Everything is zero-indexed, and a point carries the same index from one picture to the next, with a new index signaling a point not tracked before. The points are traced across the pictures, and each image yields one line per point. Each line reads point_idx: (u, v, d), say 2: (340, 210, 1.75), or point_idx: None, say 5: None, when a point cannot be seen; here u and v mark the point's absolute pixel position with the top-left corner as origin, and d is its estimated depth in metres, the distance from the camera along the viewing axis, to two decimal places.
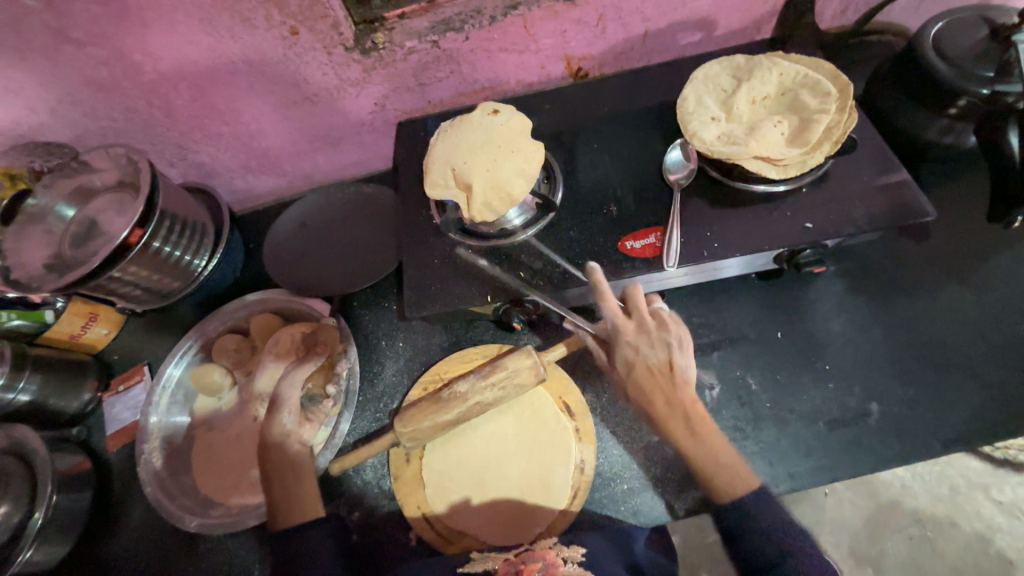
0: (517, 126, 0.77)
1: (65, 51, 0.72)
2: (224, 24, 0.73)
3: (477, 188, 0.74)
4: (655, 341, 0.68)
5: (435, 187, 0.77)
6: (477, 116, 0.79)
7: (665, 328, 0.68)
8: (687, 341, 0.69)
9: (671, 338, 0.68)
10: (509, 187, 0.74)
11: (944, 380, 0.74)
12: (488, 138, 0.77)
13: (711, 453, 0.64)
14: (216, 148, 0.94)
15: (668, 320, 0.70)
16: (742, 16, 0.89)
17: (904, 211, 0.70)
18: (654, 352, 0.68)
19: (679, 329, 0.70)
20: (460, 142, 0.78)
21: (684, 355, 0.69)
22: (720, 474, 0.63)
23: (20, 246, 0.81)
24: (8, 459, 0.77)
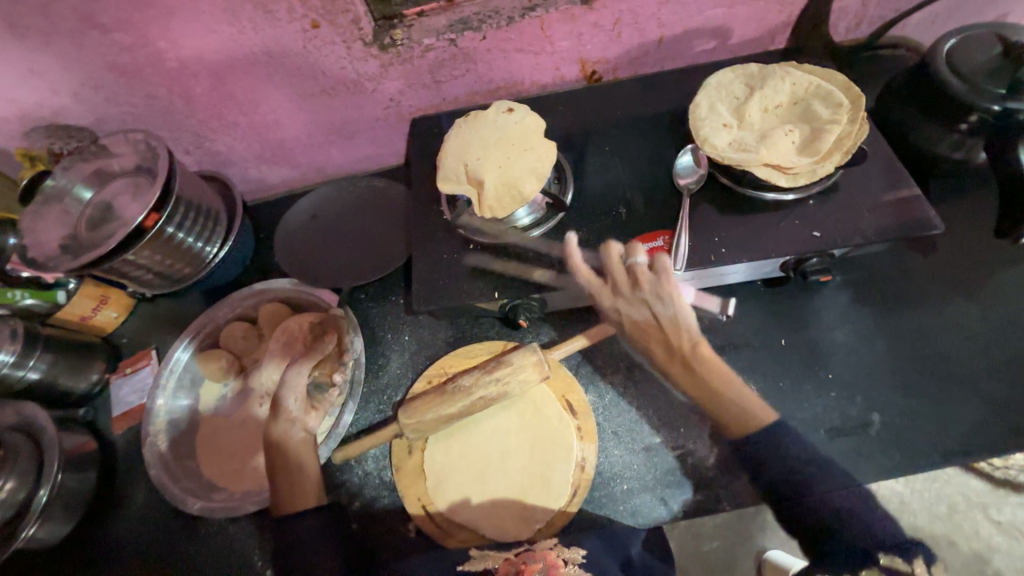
0: (531, 126, 0.79)
1: (91, 36, 0.74)
2: (247, 15, 0.75)
3: (490, 185, 0.75)
4: (634, 301, 0.74)
5: (447, 181, 0.78)
6: (492, 114, 0.81)
7: (638, 286, 0.72)
8: (666, 291, 0.71)
9: (645, 293, 0.72)
10: (522, 185, 0.74)
11: (947, 392, 0.74)
12: (502, 137, 0.78)
13: (709, 390, 0.72)
14: (232, 137, 0.95)
15: (644, 276, 0.72)
16: (757, 25, 0.90)
17: (912, 224, 0.71)
18: (634, 309, 0.75)
19: (657, 281, 0.72)
20: (474, 139, 0.79)
21: (666, 304, 0.73)
22: (723, 407, 0.71)
23: (38, 226, 0.82)
24: (17, 436, 0.78)
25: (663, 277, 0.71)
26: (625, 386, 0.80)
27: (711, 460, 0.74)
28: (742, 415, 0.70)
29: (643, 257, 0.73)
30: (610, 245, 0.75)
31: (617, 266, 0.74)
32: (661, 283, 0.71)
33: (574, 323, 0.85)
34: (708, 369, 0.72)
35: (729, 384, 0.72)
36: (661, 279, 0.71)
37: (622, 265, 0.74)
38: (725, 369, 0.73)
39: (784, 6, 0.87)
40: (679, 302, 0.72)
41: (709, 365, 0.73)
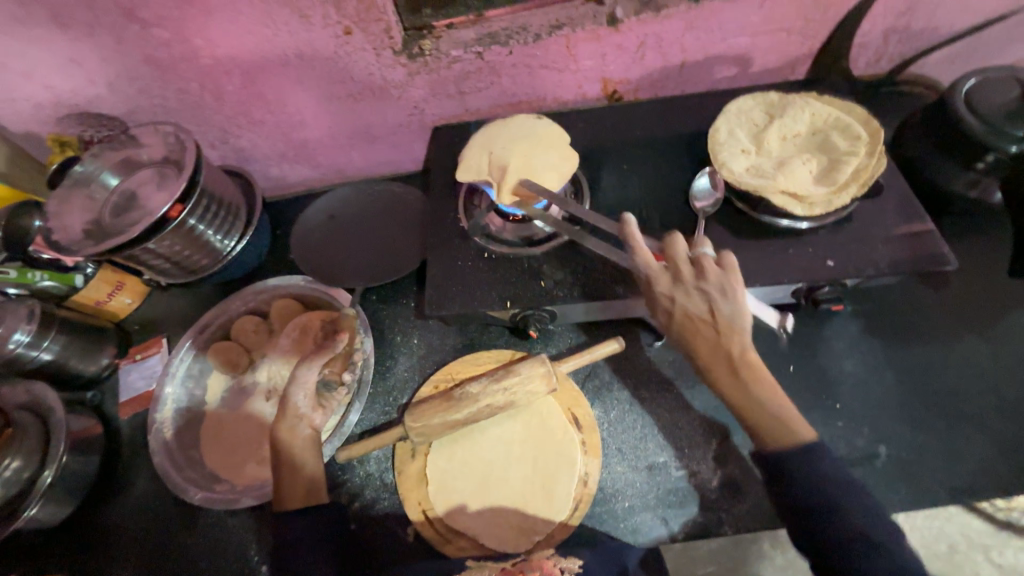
0: (556, 134, 0.82)
1: (132, 30, 0.76)
2: (283, 18, 0.77)
3: (512, 174, 0.78)
4: (696, 291, 0.66)
5: (470, 167, 0.81)
6: (522, 120, 0.85)
7: (704, 277, 0.66)
8: (734, 288, 0.65)
9: (712, 285, 0.66)
10: (543, 176, 0.78)
11: (955, 429, 0.74)
12: (528, 138, 0.82)
13: (759, 400, 0.64)
14: (257, 135, 0.97)
15: (713, 268, 0.66)
16: (778, 56, 0.92)
17: (926, 258, 0.71)
18: (692, 300, 0.66)
19: (726, 276, 0.66)
20: (501, 136, 0.83)
21: (728, 303, 0.65)
22: (768, 419, 0.64)
23: (64, 210, 0.84)
24: (26, 415, 0.79)
25: (731, 274, 0.66)
26: (631, 403, 0.80)
27: (714, 483, 0.74)
28: (788, 429, 0.63)
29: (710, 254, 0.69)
30: (676, 238, 0.70)
31: (682, 255, 0.69)
32: (729, 279, 0.66)
33: (581, 337, 0.86)
34: (760, 378, 0.65)
35: (775, 396, 0.64)
36: (729, 276, 0.66)
37: (686, 255, 0.69)
38: (772, 384, 0.66)
39: (806, 39, 0.89)
40: (743, 304, 0.65)
41: (760, 375, 0.65)
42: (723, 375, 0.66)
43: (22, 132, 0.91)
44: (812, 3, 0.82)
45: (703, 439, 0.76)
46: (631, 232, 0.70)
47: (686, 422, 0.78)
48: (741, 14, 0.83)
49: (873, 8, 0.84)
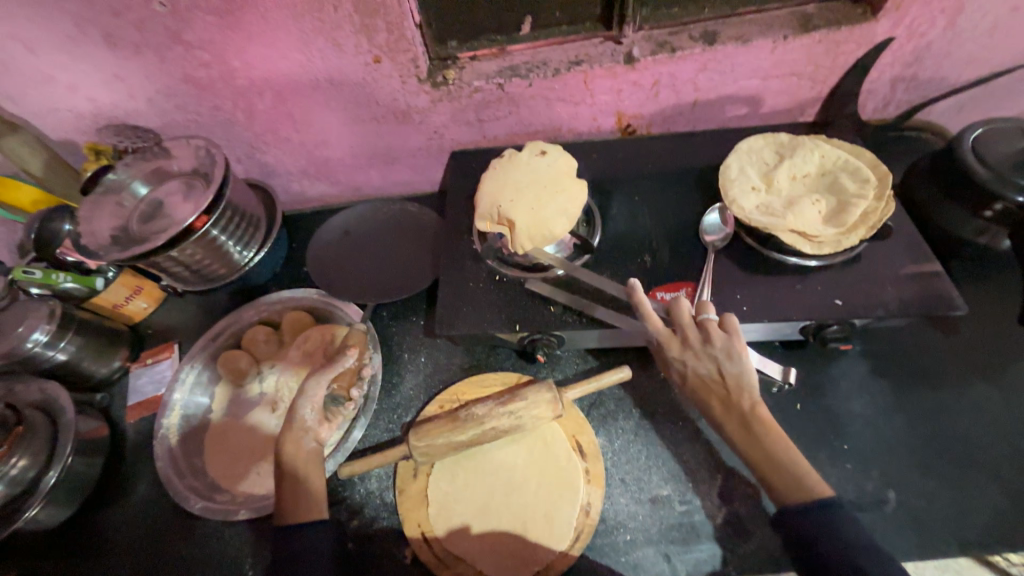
0: (561, 170, 0.82)
1: (175, 51, 0.80)
2: (318, 46, 0.81)
3: (522, 226, 0.78)
4: (704, 355, 0.68)
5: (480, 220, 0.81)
6: (526, 157, 0.85)
7: (710, 342, 0.67)
8: (739, 349, 0.67)
9: (718, 350, 0.67)
10: (552, 225, 0.77)
11: (966, 477, 0.73)
12: (534, 180, 0.82)
13: (774, 459, 0.64)
14: (282, 152, 1.01)
15: (717, 333, 0.67)
16: (788, 98, 0.95)
17: (935, 302, 0.72)
18: (701, 364, 0.68)
19: (730, 339, 0.67)
20: (508, 182, 0.83)
21: (736, 363, 0.67)
22: (783, 478, 0.63)
23: (93, 216, 0.87)
24: (37, 414, 0.81)
25: (735, 337, 0.67)
26: (636, 433, 0.80)
27: (718, 520, 0.72)
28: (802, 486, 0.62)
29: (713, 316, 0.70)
30: (680, 301, 0.71)
31: (687, 318, 0.70)
32: (733, 343, 0.67)
33: (588, 364, 0.86)
34: (771, 432, 0.65)
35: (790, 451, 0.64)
36: (733, 338, 0.67)
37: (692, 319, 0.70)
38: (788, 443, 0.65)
39: (816, 83, 0.92)
40: (750, 363, 0.67)
41: (771, 429, 0.65)
42: (735, 432, 0.66)
43: (60, 140, 0.95)
44: (823, 50, 0.85)
45: (708, 473, 0.76)
46: (637, 298, 0.71)
47: (690, 455, 0.77)
48: (753, 58, 0.86)
49: (882, 57, 0.87)
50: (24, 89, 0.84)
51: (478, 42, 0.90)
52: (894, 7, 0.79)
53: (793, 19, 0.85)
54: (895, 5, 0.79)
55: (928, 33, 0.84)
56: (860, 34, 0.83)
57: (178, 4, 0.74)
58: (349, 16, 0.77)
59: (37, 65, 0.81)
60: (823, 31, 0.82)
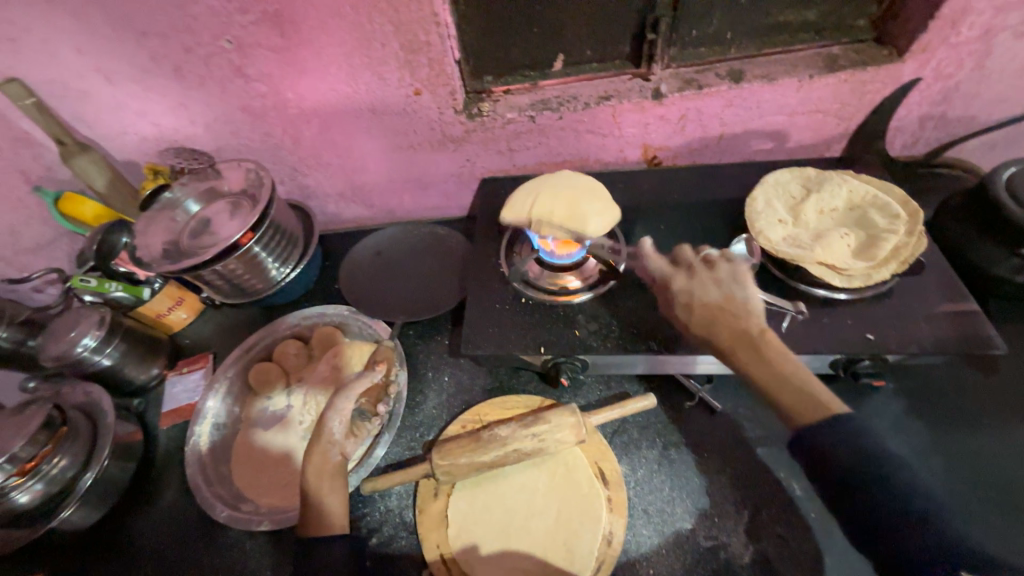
0: (599, 185, 0.86)
1: (236, 83, 0.88)
2: (364, 79, 0.87)
3: (556, 223, 0.81)
4: (712, 282, 0.76)
5: (513, 211, 0.85)
6: (568, 171, 0.89)
7: (716, 272, 0.77)
8: (743, 274, 0.75)
9: (722, 277, 0.76)
10: (585, 224, 0.80)
11: (1014, 528, 0.68)
12: (571, 186, 0.85)
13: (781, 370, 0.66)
14: (323, 175, 1.07)
15: (721, 263, 0.77)
16: (814, 134, 0.96)
17: (973, 341, 0.70)
18: (708, 290, 0.75)
19: (733, 268, 0.76)
20: (546, 184, 0.86)
21: (742, 289, 0.74)
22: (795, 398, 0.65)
23: (148, 230, 0.94)
24: (81, 416, 0.85)
25: (737, 263, 0.77)
26: (659, 463, 0.79)
27: (745, 559, 0.70)
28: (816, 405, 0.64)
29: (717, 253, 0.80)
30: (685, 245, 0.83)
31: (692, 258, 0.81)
32: (737, 271, 0.76)
33: (611, 389, 0.86)
34: (778, 352, 0.68)
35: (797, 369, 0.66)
36: (735, 266, 0.77)
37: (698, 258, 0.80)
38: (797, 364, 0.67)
39: (842, 120, 0.93)
40: (756, 292, 0.73)
41: (779, 349, 0.68)
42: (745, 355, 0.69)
43: (124, 160, 1.03)
44: (849, 89, 0.87)
45: (734, 508, 0.74)
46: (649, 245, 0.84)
47: (715, 489, 0.76)
48: (779, 96, 0.89)
49: (909, 96, 0.88)
50: (98, 114, 0.93)
51: (512, 78, 0.95)
52: (921, 50, 0.81)
53: (819, 60, 0.87)
54: (922, 48, 0.81)
55: (956, 74, 0.85)
56: (887, 74, 0.85)
57: (243, 41, 0.82)
58: (395, 52, 0.83)
59: (112, 94, 0.90)
60: (849, 71, 0.85)
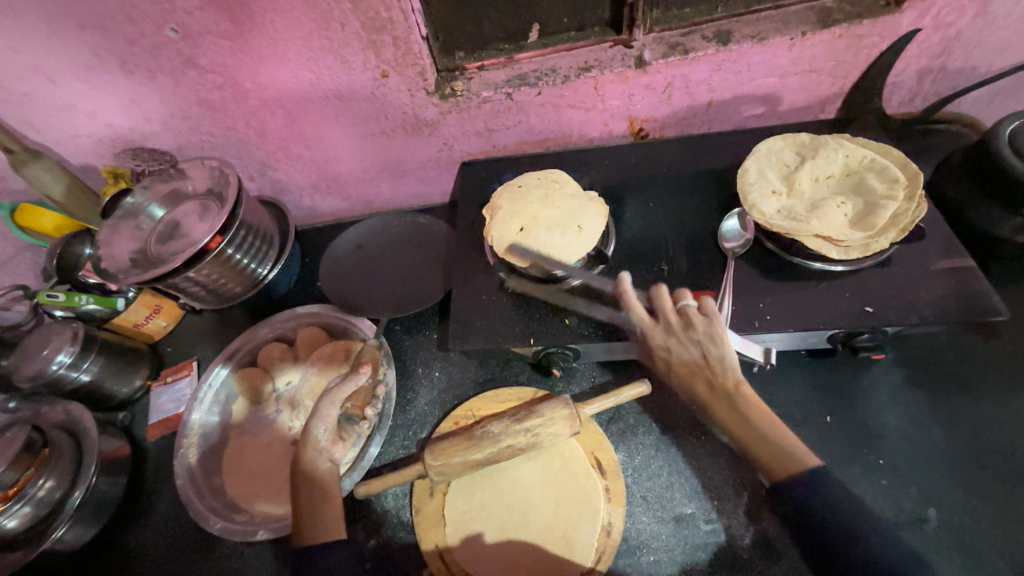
0: (562, 239, 0.78)
1: (188, 75, 0.81)
2: (326, 64, 0.81)
3: (535, 191, 0.84)
4: (685, 341, 0.69)
5: (557, 173, 0.89)
6: (585, 225, 0.79)
7: (691, 327, 0.68)
8: (719, 331, 0.67)
9: (699, 335, 0.68)
10: (526, 200, 0.83)
11: (1015, 493, 0.68)
12: (561, 212, 0.80)
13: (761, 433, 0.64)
14: (293, 168, 1.01)
15: (696, 318, 0.68)
16: (808, 96, 0.91)
17: (975, 306, 0.67)
18: (686, 350, 0.69)
19: (710, 323, 0.67)
20: (571, 207, 0.81)
21: (718, 345, 0.67)
22: (765, 454, 0.63)
23: (113, 239, 0.90)
24: (62, 435, 0.82)
25: (715, 320, 0.67)
26: (656, 448, 0.78)
27: (746, 540, 0.69)
28: (788, 460, 0.62)
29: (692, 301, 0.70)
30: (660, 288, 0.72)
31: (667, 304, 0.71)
32: (761, 254, 0.77)
33: (604, 375, 0.84)
34: (757, 412, 0.65)
35: (776, 428, 0.64)
36: (713, 321, 0.67)
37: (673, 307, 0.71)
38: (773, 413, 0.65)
39: (837, 79, 0.88)
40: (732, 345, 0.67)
41: (756, 407, 0.65)
42: (723, 414, 0.67)
43: (80, 165, 0.98)
44: (844, 45, 0.82)
45: (734, 490, 0.73)
46: (625, 289, 0.73)
47: (714, 471, 0.75)
48: (770, 58, 0.83)
49: (908, 49, 0.83)
50: (45, 118, 0.87)
51: (486, 52, 0.89)
52: None
53: (812, 14, 0.81)
54: None
55: (958, 22, 0.79)
56: (884, 27, 0.79)
57: (190, 29, 0.75)
58: (356, 32, 0.77)
59: (56, 94, 0.83)
60: (844, 25, 0.79)
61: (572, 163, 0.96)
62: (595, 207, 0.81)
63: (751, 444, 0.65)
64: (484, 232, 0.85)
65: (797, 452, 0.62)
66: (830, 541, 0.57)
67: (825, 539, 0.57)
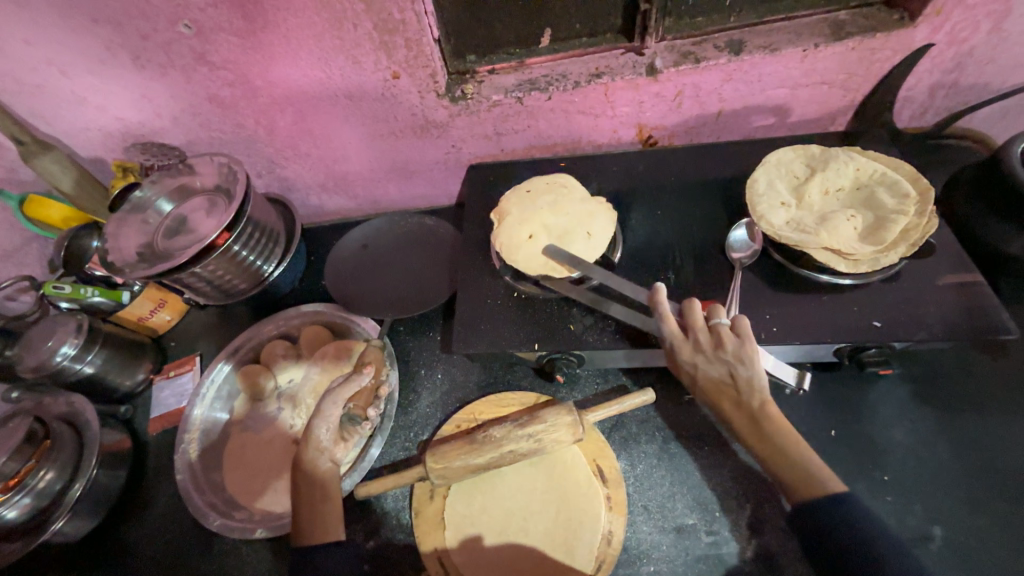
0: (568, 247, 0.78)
1: (199, 71, 0.82)
2: (338, 64, 0.81)
3: (544, 196, 0.84)
4: (714, 359, 0.66)
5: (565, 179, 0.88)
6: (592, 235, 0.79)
7: (721, 347, 0.65)
8: (750, 352, 0.64)
9: (728, 355, 0.65)
10: (534, 205, 0.83)
11: (1020, 513, 0.67)
12: (569, 219, 0.80)
13: (785, 453, 0.62)
14: (301, 166, 1.02)
15: (728, 338, 0.65)
16: (818, 108, 0.91)
17: (983, 324, 0.67)
18: (713, 368, 0.66)
19: (741, 344, 0.65)
20: (580, 214, 0.81)
21: (748, 367, 0.64)
22: (789, 471, 0.62)
23: (120, 233, 0.90)
24: (65, 427, 0.82)
25: (747, 342, 0.65)
26: (659, 458, 0.77)
27: (748, 553, 0.69)
28: (809, 480, 0.61)
29: (724, 319, 0.67)
30: (693, 302, 0.69)
31: (699, 321, 0.68)
32: (768, 266, 0.77)
33: (607, 382, 0.84)
34: (783, 432, 0.63)
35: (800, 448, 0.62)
36: (745, 342, 0.65)
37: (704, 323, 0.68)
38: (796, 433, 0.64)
39: (848, 91, 0.88)
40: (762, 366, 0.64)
41: (782, 428, 0.64)
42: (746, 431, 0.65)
43: (90, 157, 0.98)
44: (856, 58, 0.81)
45: (737, 502, 0.72)
46: (659, 300, 0.70)
47: (716, 483, 0.74)
48: (781, 70, 0.83)
49: (921, 64, 0.82)
50: (57, 110, 0.87)
51: (496, 55, 0.89)
52: (934, 13, 0.75)
53: (825, 26, 0.81)
54: (936, 10, 0.75)
55: (971, 38, 0.79)
56: (897, 41, 0.79)
57: (202, 26, 0.75)
58: (368, 32, 0.77)
59: (69, 87, 0.84)
60: (857, 38, 0.79)
61: (580, 169, 0.96)
62: (603, 213, 0.81)
63: (771, 463, 0.64)
64: (491, 235, 0.84)
65: (820, 474, 0.61)
66: (833, 558, 0.57)
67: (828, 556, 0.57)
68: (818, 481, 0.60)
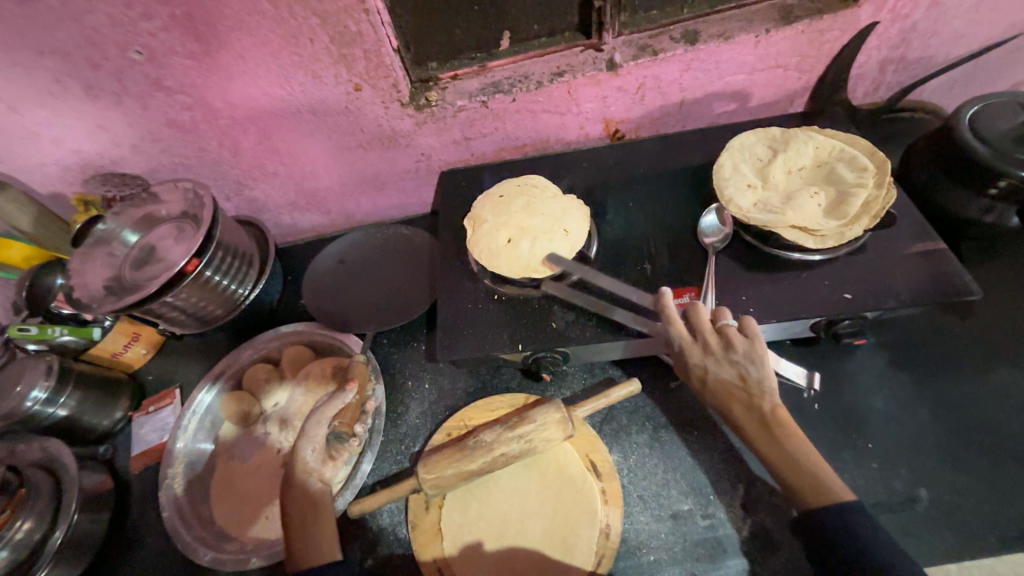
0: (545, 245, 0.79)
1: (156, 97, 0.80)
2: (297, 80, 0.81)
3: (518, 199, 0.85)
4: (726, 361, 0.65)
5: (534, 180, 0.89)
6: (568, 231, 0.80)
7: (731, 347, 0.65)
8: (761, 353, 0.64)
9: (739, 356, 0.65)
10: (510, 206, 0.84)
11: (1000, 467, 0.69)
12: (543, 217, 0.81)
13: (795, 460, 0.61)
14: (270, 186, 1.00)
15: (737, 337, 0.65)
16: (776, 91, 0.93)
17: (948, 287, 0.69)
18: (723, 369, 0.66)
19: (751, 345, 0.65)
20: (553, 211, 0.82)
21: (759, 367, 0.65)
22: (804, 477, 0.60)
23: (85, 268, 0.88)
24: (40, 473, 0.79)
25: (756, 341, 0.65)
26: (651, 447, 0.78)
27: (744, 532, 0.69)
28: (822, 486, 0.59)
29: (731, 321, 0.68)
30: (698, 305, 0.69)
31: (707, 324, 0.68)
32: (740, 248, 0.78)
33: (594, 376, 0.85)
34: (794, 439, 0.62)
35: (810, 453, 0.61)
36: (754, 342, 0.65)
37: (712, 326, 0.68)
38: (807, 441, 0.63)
39: (802, 73, 0.90)
40: (770, 366, 0.65)
41: (794, 435, 0.62)
42: (757, 438, 0.64)
43: (48, 194, 0.95)
44: (807, 40, 0.84)
45: (730, 482, 0.73)
46: (665, 303, 0.70)
47: (708, 466, 0.75)
48: (736, 56, 0.85)
49: (868, 41, 0.85)
50: (9, 148, 0.85)
51: (458, 61, 0.89)
52: None
53: (774, 12, 0.83)
54: None
55: (913, 14, 0.82)
56: (844, 21, 0.81)
57: (155, 50, 0.74)
58: (326, 47, 0.76)
59: (19, 122, 0.81)
60: (805, 21, 0.81)
61: (551, 167, 0.96)
62: (575, 210, 0.83)
63: (784, 470, 0.62)
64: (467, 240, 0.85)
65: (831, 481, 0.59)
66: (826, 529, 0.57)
67: (818, 527, 0.58)
68: (803, 453, 0.62)
